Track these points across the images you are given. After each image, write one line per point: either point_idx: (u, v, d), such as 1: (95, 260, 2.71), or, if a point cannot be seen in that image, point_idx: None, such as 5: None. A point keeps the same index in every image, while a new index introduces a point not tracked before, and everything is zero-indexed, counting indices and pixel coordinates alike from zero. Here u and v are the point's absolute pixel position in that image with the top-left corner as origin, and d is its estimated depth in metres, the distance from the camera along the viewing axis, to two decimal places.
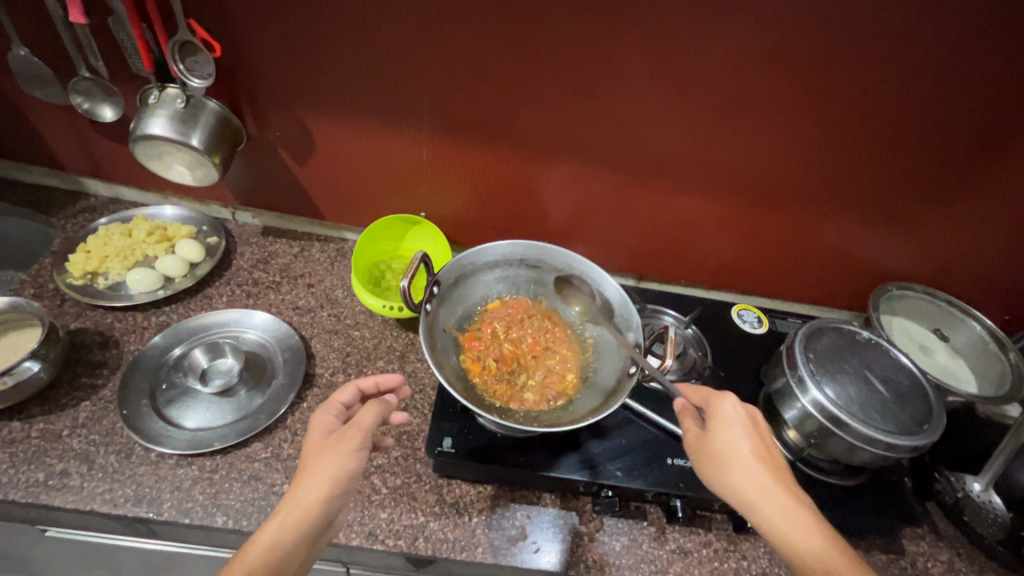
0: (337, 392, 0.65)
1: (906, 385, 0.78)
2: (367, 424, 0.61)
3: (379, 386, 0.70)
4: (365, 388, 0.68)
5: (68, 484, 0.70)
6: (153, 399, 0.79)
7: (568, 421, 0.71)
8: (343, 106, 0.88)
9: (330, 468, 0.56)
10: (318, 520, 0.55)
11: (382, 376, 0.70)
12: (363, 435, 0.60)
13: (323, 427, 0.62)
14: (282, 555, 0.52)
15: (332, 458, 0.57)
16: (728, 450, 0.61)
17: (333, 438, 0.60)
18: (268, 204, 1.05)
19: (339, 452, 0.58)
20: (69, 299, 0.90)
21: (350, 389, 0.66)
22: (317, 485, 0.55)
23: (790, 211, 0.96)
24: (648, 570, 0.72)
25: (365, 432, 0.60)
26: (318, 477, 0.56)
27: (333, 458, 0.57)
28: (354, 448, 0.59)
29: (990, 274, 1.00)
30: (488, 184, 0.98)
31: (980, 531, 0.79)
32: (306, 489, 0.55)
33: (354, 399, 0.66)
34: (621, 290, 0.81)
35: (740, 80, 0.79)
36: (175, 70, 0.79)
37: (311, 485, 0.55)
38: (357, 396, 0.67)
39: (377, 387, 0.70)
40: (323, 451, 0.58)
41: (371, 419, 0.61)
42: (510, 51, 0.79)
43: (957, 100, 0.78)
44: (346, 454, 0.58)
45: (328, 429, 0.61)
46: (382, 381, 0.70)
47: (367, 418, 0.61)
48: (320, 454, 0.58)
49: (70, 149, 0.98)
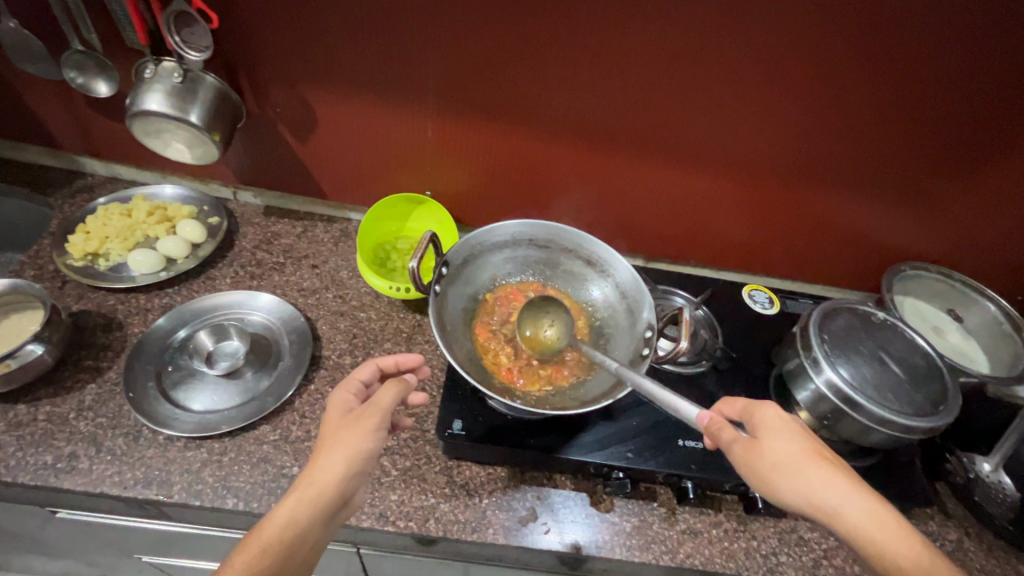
0: (356, 369, 0.65)
1: (921, 368, 0.77)
2: (387, 403, 0.60)
3: (399, 365, 0.69)
4: (385, 367, 0.68)
5: (76, 467, 0.69)
6: (160, 381, 0.78)
7: (581, 403, 0.70)
8: (344, 82, 0.85)
9: (348, 447, 0.56)
10: (333, 501, 0.54)
11: (402, 356, 0.69)
12: (381, 415, 0.59)
13: (341, 405, 0.61)
14: (297, 535, 0.52)
15: (352, 436, 0.56)
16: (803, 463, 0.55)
17: (352, 415, 0.59)
18: (270, 183, 1.02)
19: (359, 432, 0.57)
20: (70, 281, 0.89)
21: (369, 367, 0.66)
22: (334, 465, 0.54)
23: (805, 189, 0.94)
24: (658, 550, 0.73)
25: (383, 411, 0.59)
26: (336, 457, 0.55)
27: (350, 438, 0.56)
28: (373, 427, 0.58)
29: (1005, 253, 0.98)
30: (493, 161, 0.96)
31: (990, 510, 0.79)
32: (323, 468, 0.54)
33: (372, 377, 0.66)
34: (633, 270, 0.78)
35: (762, 53, 0.76)
36: (171, 42, 0.75)
37: (328, 465, 0.54)
38: (376, 375, 0.66)
39: (397, 366, 0.69)
40: (342, 429, 0.57)
41: (390, 399, 0.60)
42: (519, 24, 0.76)
43: (989, 74, 0.75)
44: (365, 433, 0.57)
45: (347, 407, 0.61)
46: (402, 361, 0.69)
47: (386, 397, 0.60)
48: (338, 433, 0.57)
49: (66, 127, 0.95)
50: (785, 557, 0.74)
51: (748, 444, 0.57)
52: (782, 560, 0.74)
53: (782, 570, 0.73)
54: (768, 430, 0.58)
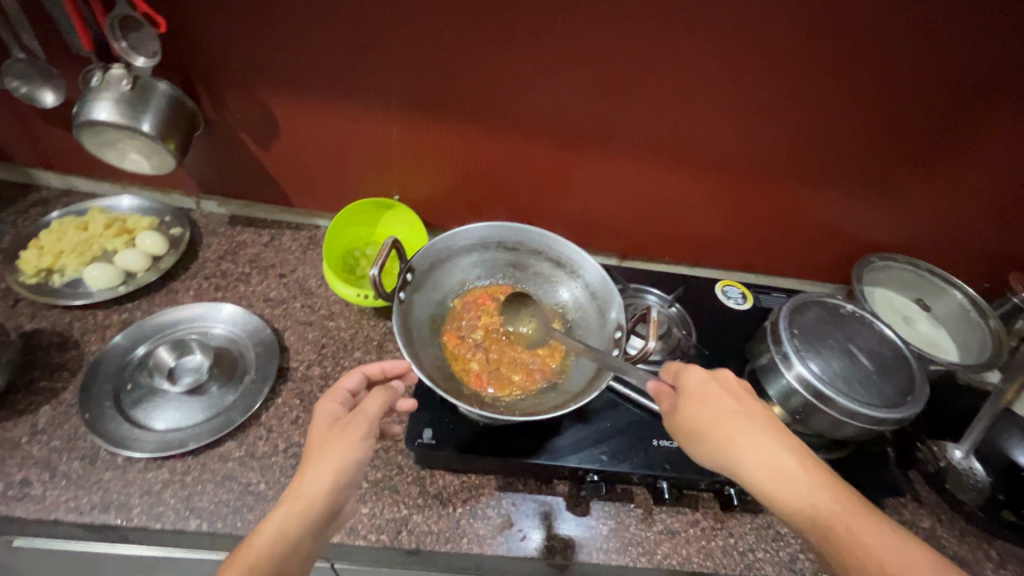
0: (342, 378, 0.62)
1: (889, 359, 0.77)
2: (374, 411, 0.58)
3: (386, 372, 0.67)
4: (371, 374, 0.65)
5: (28, 494, 0.66)
6: (118, 400, 0.75)
7: (551, 407, 0.69)
8: (303, 87, 0.83)
9: (335, 458, 0.54)
10: (323, 512, 0.53)
11: (389, 362, 0.67)
12: (369, 424, 0.57)
13: (327, 416, 0.59)
14: (288, 548, 0.50)
15: (341, 446, 0.55)
16: (715, 420, 0.58)
17: (338, 426, 0.57)
18: (234, 192, 1.00)
19: (346, 441, 0.55)
20: (24, 299, 0.85)
21: (356, 375, 0.64)
22: (322, 476, 0.53)
23: (774, 183, 0.94)
24: (636, 552, 0.72)
25: (371, 420, 0.58)
26: (323, 468, 0.53)
27: (338, 448, 0.54)
28: (361, 437, 0.56)
29: (970, 241, 1.00)
30: (462, 163, 0.95)
31: (963, 498, 0.80)
32: (311, 479, 0.53)
33: (359, 386, 0.64)
34: (602, 270, 0.78)
35: (723, 48, 0.75)
36: (117, 48, 0.72)
37: (316, 476, 0.53)
38: (363, 383, 0.64)
39: (383, 371, 0.67)
40: (328, 439, 0.55)
41: (378, 407, 0.58)
42: (479, 24, 0.75)
43: (946, 66, 0.75)
44: (354, 443, 0.55)
45: (333, 417, 0.59)
46: (389, 367, 0.67)
47: (373, 405, 0.58)
48: (325, 444, 0.55)
49: (15, 139, 0.92)
50: (761, 553, 0.74)
51: (673, 406, 0.62)
52: (759, 556, 0.74)
53: (759, 566, 0.73)
54: (689, 393, 0.61)
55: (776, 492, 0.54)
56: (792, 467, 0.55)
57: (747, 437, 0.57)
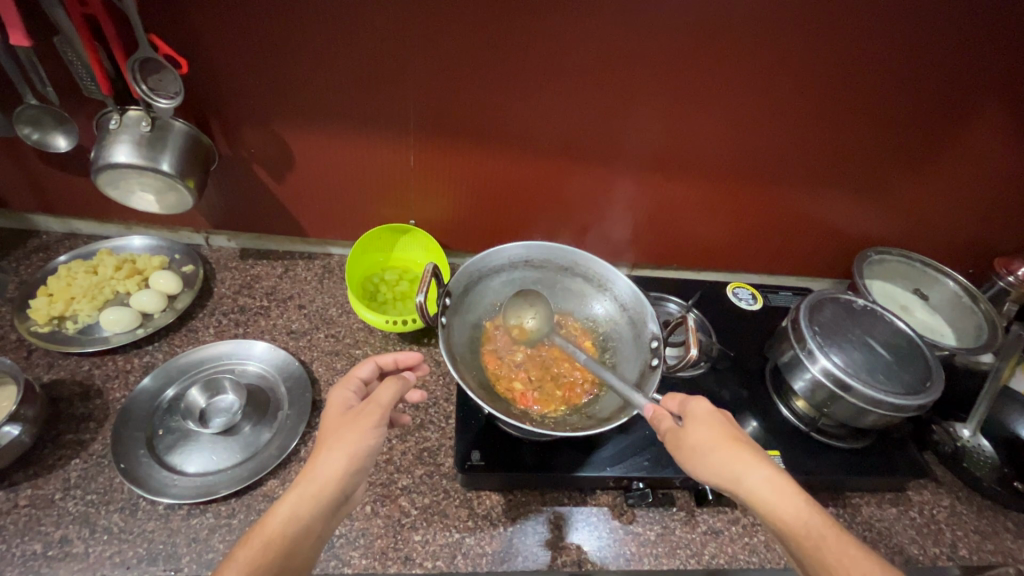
0: (355, 367, 0.63)
1: (903, 348, 0.82)
2: (387, 400, 0.58)
3: (399, 362, 0.68)
4: (384, 365, 0.67)
5: (70, 552, 0.64)
6: (152, 447, 0.73)
7: (601, 419, 0.71)
8: (321, 119, 0.84)
9: (346, 445, 0.54)
10: (335, 496, 0.53)
11: (402, 353, 0.68)
12: (380, 413, 0.57)
13: (341, 402, 0.60)
14: (301, 528, 0.51)
15: (353, 433, 0.55)
16: (720, 446, 0.56)
17: (350, 413, 0.57)
18: (246, 226, 0.99)
19: (358, 429, 0.55)
20: (37, 349, 0.83)
21: (368, 365, 0.64)
22: (335, 460, 0.53)
23: (774, 188, 0.99)
24: (684, 555, 0.74)
25: (382, 409, 0.58)
26: (336, 453, 0.54)
27: (349, 436, 0.55)
28: (372, 424, 0.56)
29: (956, 232, 1.07)
30: (476, 185, 0.96)
31: (978, 474, 0.85)
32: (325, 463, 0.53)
33: (372, 374, 0.65)
34: (632, 284, 0.80)
35: (730, 65, 0.80)
36: (138, 92, 0.72)
37: (328, 461, 0.53)
38: (376, 372, 0.65)
39: (396, 364, 0.68)
40: (341, 426, 0.56)
41: (389, 397, 0.59)
42: (497, 53, 0.77)
43: (932, 73, 0.81)
44: (365, 431, 0.55)
45: (346, 404, 0.59)
46: (401, 358, 0.68)
47: (384, 394, 0.59)
48: (338, 429, 0.56)
49: (16, 185, 0.89)
50: None
51: (675, 432, 0.60)
52: None
53: None
54: (695, 420, 0.59)
55: (781, 516, 0.53)
56: (793, 496, 0.53)
57: (751, 462, 0.55)
